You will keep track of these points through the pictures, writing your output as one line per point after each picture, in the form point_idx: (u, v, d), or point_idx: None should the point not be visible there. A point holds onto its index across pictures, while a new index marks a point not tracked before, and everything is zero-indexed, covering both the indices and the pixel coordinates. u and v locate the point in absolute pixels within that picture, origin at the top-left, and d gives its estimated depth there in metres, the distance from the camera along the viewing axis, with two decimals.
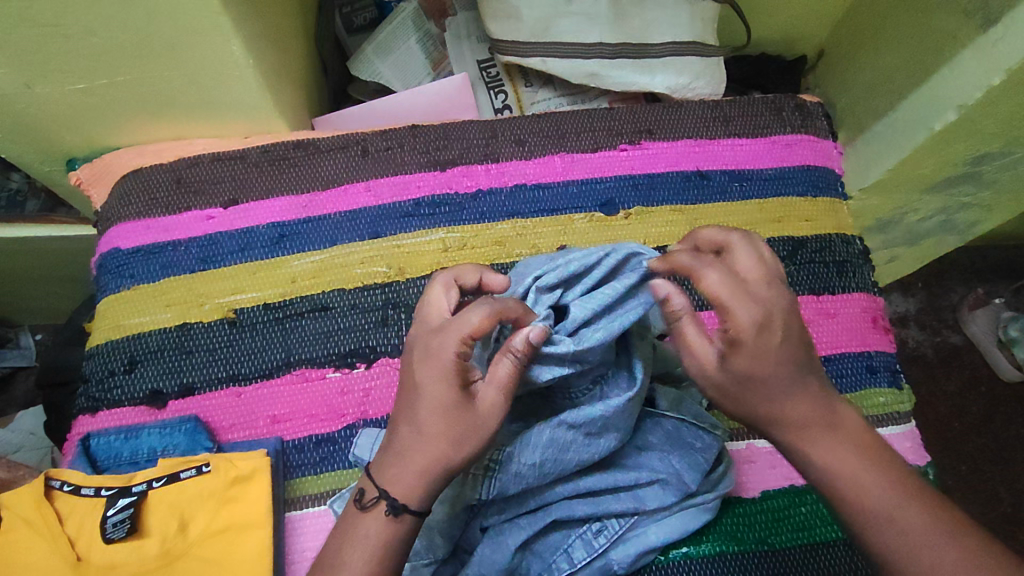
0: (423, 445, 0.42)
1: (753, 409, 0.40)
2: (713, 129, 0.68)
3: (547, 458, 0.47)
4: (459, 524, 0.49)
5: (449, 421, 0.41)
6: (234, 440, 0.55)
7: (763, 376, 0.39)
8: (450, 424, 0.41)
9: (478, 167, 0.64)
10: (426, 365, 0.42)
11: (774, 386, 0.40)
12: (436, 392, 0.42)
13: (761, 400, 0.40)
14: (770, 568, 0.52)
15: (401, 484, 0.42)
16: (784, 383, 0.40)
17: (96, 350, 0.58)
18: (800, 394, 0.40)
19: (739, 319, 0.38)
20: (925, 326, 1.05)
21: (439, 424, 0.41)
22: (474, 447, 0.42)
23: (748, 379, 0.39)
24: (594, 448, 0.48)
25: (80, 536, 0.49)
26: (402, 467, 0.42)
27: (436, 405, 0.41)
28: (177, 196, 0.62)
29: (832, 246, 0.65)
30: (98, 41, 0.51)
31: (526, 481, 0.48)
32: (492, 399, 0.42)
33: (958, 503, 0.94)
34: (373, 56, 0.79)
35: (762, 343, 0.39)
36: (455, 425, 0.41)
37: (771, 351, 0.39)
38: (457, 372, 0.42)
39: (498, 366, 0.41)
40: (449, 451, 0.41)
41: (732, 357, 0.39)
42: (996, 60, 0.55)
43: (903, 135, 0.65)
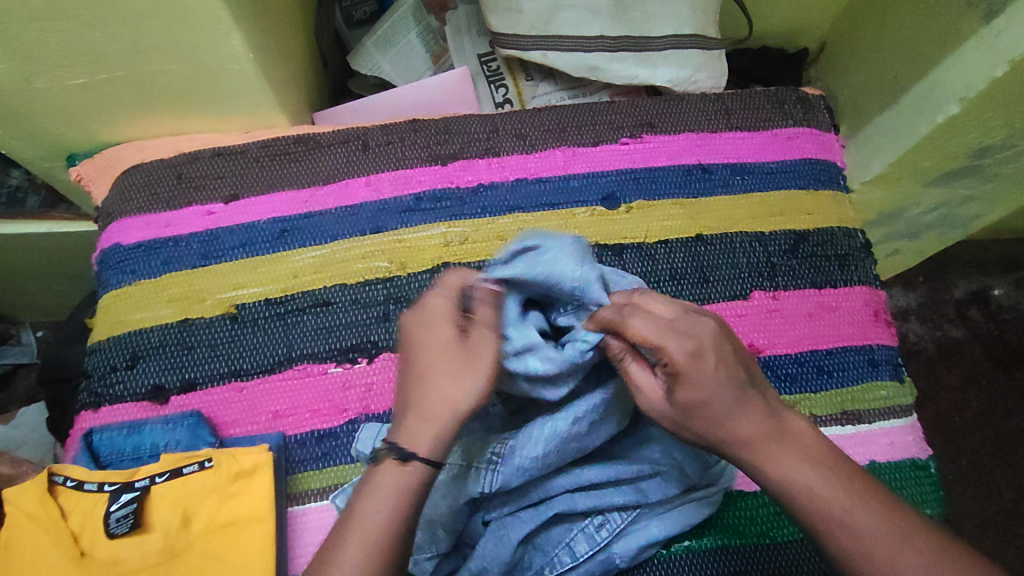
0: (431, 386, 0.43)
1: (707, 435, 0.41)
2: (715, 122, 0.68)
3: (550, 450, 0.47)
4: (461, 517, 0.49)
5: (451, 358, 0.43)
6: (236, 435, 0.55)
7: (708, 398, 0.41)
8: (452, 362, 0.43)
9: (479, 161, 0.64)
10: (420, 319, 0.45)
11: (722, 405, 0.41)
12: (436, 335, 0.44)
13: (710, 420, 0.41)
14: (771, 561, 0.53)
15: (415, 431, 0.42)
16: (730, 401, 0.41)
17: (98, 345, 0.58)
18: (749, 409, 0.41)
19: (672, 352, 0.41)
20: (926, 319, 1.04)
21: (441, 363, 0.43)
22: (482, 375, 0.43)
23: (695, 407, 0.41)
24: (593, 437, 0.49)
25: (83, 531, 0.49)
26: (414, 416, 0.42)
27: (435, 348, 0.43)
28: (178, 192, 0.61)
29: (834, 239, 0.65)
30: (97, 36, 0.51)
31: (529, 473, 0.48)
32: (484, 335, 0.44)
33: (957, 497, 0.94)
34: (373, 50, 0.78)
35: (700, 372, 0.41)
36: (457, 362, 0.43)
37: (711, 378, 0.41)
38: (450, 316, 0.44)
39: (482, 309, 0.44)
40: (451, 387, 0.42)
41: (677, 388, 0.41)
42: (999, 51, 0.54)
43: (906, 127, 0.64)
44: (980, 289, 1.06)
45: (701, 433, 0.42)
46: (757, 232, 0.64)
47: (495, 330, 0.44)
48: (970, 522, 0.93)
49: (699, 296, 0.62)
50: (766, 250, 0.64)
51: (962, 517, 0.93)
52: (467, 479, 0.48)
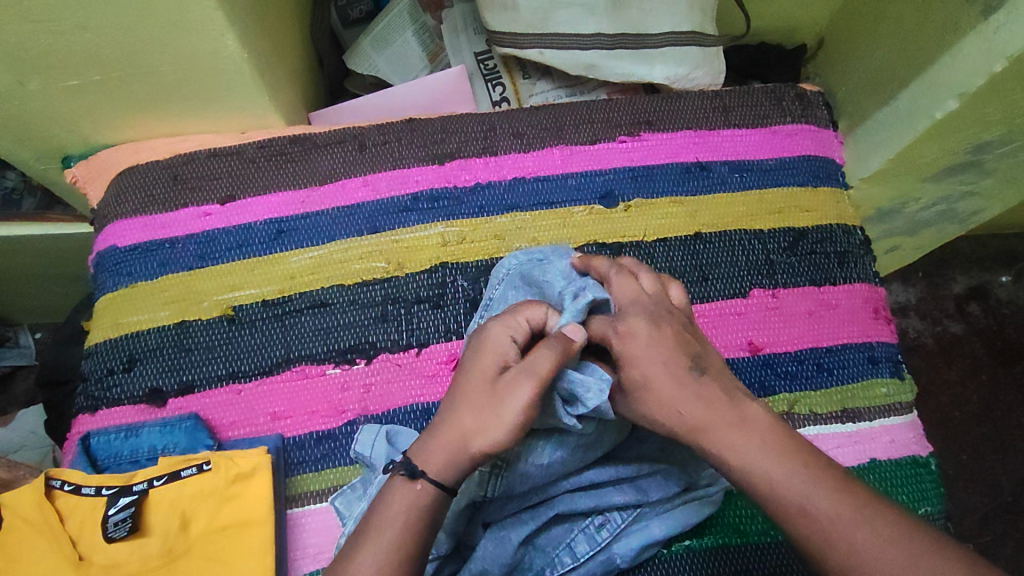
0: (456, 414, 0.44)
1: (663, 419, 0.45)
2: (713, 119, 0.68)
3: (556, 457, 0.48)
4: (462, 518, 0.49)
5: (485, 396, 0.44)
6: (234, 438, 0.54)
7: (647, 383, 0.46)
8: (484, 402, 0.44)
9: (477, 160, 0.64)
10: (477, 345, 0.47)
11: (663, 392, 0.45)
12: (480, 365, 0.45)
13: (655, 408, 0.45)
14: (772, 560, 0.52)
15: (426, 451, 0.44)
16: (668, 387, 0.45)
17: (94, 348, 0.58)
18: (688, 398, 0.45)
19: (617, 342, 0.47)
20: (926, 315, 1.04)
21: (474, 397, 0.44)
22: (501, 426, 0.43)
23: (638, 390, 0.46)
24: (597, 445, 0.50)
25: (81, 535, 0.49)
26: (438, 437, 0.44)
27: (477, 380, 0.45)
28: (174, 193, 0.61)
29: (833, 236, 0.65)
30: (90, 37, 0.50)
31: (535, 481, 0.49)
32: (519, 381, 0.44)
33: (958, 492, 0.94)
34: (369, 49, 0.78)
35: (640, 355, 0.46)
36: (488, 401, 0.44)
37: (649, 360, 0.46)
38: (502, 354, 0.46)
39: (539, 357, 0.44)
40: (470, 417, 0.44)
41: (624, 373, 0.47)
42: (997, 47, 0.54)
43: (904, 123, 0.64)
44: (979, 284, 1.06)
45: (650, 417, 0.46)
46: (755, 229, 0.64)
47: (536, 387, 0.43)
48: (971, 516, 0.93)
49: (699, 293, 0.61)
50: (765, 248, 0.64)
51: (962, 512, 0.93)
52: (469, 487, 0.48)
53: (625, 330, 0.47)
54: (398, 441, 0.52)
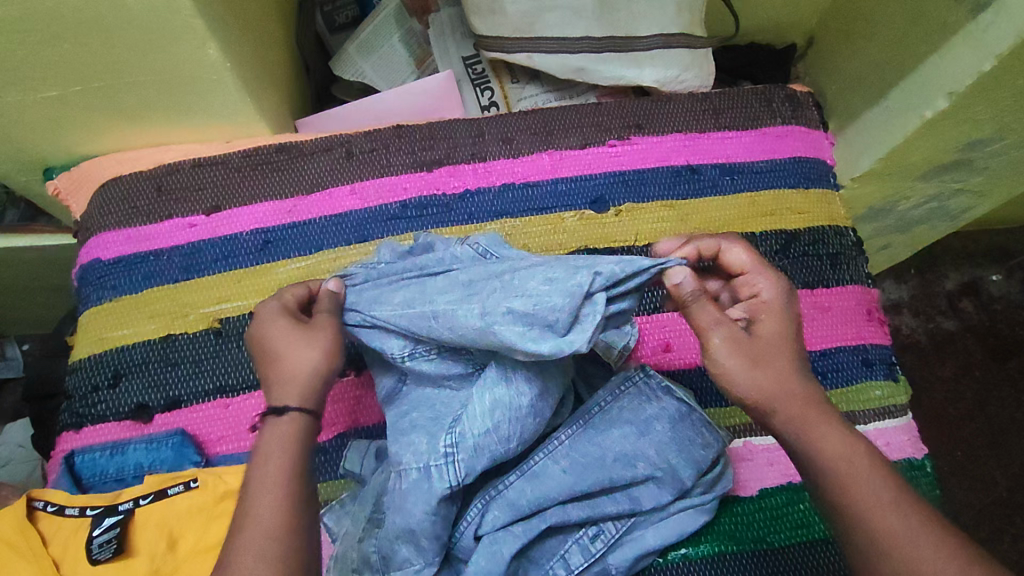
0: (285, 363, 0.44)
1: (770, 377, 0.42)
2: (703, 122, 0.67)
3: (501, 421, 0.44)
4: (443, 521, 0.45)
5: (287, 346, 0.45)
6: (223, 454, 0.53)
7: (781, 338, 0.44)
8: (292, 344, 0.45)
9: (466, 166, 0.63)
10: (262, 320, 0.47)
11: (786, 351, 0.43)
12: (271, 327, 0.46)
13: (771, 365, 0.43)
14: (770, 567, 0.52)
15: (282, 395, 0.43)
16: (792, 351, 0.44)
17: (79, 364, 0.57)
18: (797, 363, 0.43)
19: (764, 286, 0.46)
20: (918, 312, 1.04)
21: (282, 344, 0.45)
22: (323, 349, 0.45)
23: (768, 343, 0.43)
24: (544, 400, 0.45)
25: (65, 557, 0.48)
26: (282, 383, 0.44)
27: (272, 334, 0.46)
28: (158, 204, 0.60)
29: (825, 238, 0.65)
30: (68, 47, 0.49)
31: (489, 452, 0.44)
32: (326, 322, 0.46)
33: (953, 489, 0.94)
34: (356, 56, 0.77)
35: (779, 311, 0.45)
36: (287, 343, 0.45)
37: (789, 320, 0.45)
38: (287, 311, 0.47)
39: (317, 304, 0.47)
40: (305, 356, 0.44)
41: (760, 320, 0.45)
42: (986, 45, 0.54)
43: (895, 123, 0.64)
44: (971, 280, 1.06)
45: (763, 372, 0.42)
46: (747, 233, 0.64)
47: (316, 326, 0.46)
48: (967, 512, 0.93)
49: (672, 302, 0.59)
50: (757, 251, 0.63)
51: (958, 508, 0.93)
52: (403, 489, 0.45)
53: (773, 276, 0.46)
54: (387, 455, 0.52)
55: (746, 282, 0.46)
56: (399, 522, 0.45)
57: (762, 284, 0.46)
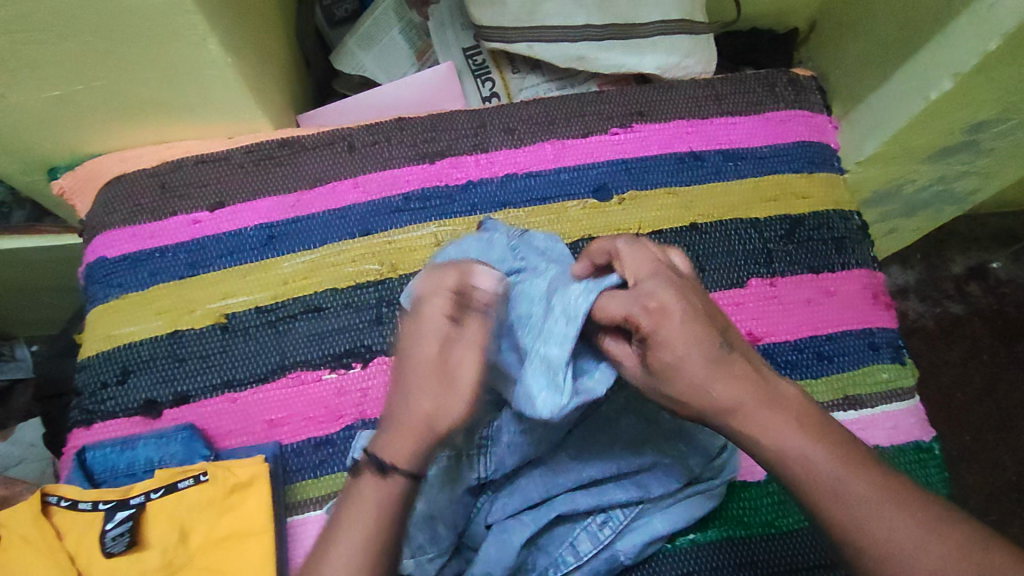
0: (410, 398, 0.41)
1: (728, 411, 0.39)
2: (705, 108, 0.67)
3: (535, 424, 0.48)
4: (462, 509, 0.49)
5: (434, 378, 0.41)
6: (232, 447, 0.54)
7: (662, 312, 0.40)
8: (429, 371, 0.41)
9: (468, 157, 0.63)
10: (411, 323, 0.42)
11: (677, 321, 0.40)
12: (419, 349, 0.41)
13: (664, 350, 0.39)
14: (778, 550, 0.52)
15: (391, 448, 0.41)
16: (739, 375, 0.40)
17: (88, 361, 0.57)
18: (701, 336, 0.40)
19: (664, 296, 0.40)
20: (925, 297, 1.04)
21: (417, 375, 0.41)
22: (445, 408, 0.41)
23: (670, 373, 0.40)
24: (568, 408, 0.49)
25: (79, 551, 0.49)
26: (392, 427, 0.42)
27: (416, 357, 0.41)
28: (163, 202, 0.60)
29: (830, 222, 0.64)
30: (70, 45, 0.49)
31: (520, 448, 0.48)
32: (461, 355, 0.41)
33: (961, 474, 0.94)
34: (355, 49, 0.77)
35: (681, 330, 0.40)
36: (430, 382, 0.41)
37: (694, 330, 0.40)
38: (439, 327, 0.41)
39: (468, 328, 0.41)
40: (430, 408, 0.41)
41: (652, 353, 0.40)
42: (992, 24, 0.53)
43: (900, 105, 0.63)
44: (978, 264, 1.05)
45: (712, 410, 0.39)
46: (752, 218, 0.64)
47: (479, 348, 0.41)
48: (976, 497, 0.93)
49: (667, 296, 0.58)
50: (762, 237, 0.63)
51: (966, 492, 0.93)
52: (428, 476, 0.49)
53: (641, 246, 0.44)
54: None
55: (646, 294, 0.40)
56: (421, 508, 0.47)
57: (625, 262, 0.43)
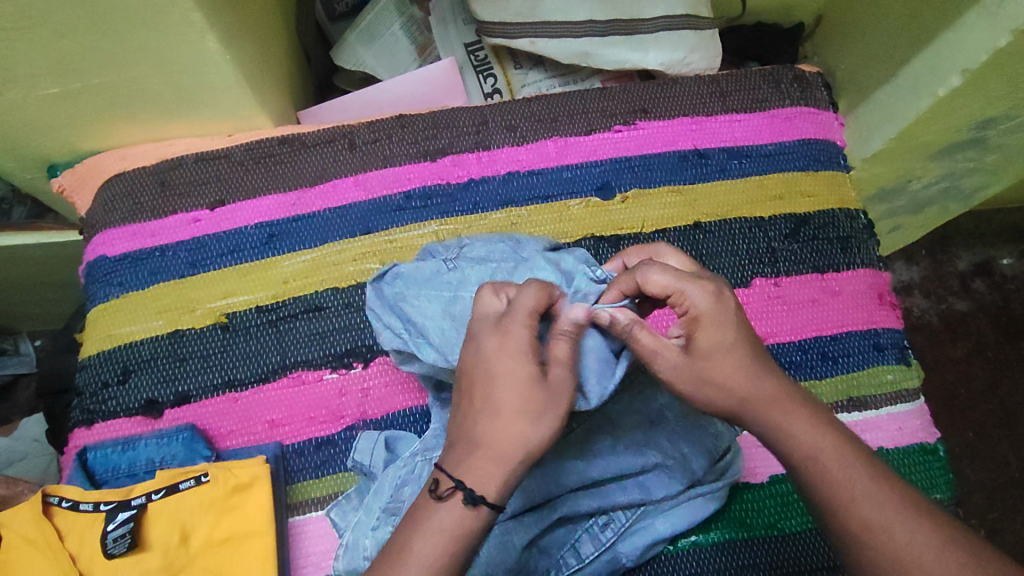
0: (498, 429, 0.38)
1: (719, 393, 0.40)
2: (710, 105, 0.66)
3: None
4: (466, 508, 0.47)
5: (533, 403, 0.38)
6: (232, 448, 0.54)
7: (718, 300, 0.41)
8: (529, 394, 0.39)
9: (470, 155, 0.63)
10: (479, 355, 0.40)
11: (730, 313, 0.41)
12: (508, 373, 0.39)
13: (708, 336, 0.40)
14: (781, 552, 0.52)
15: (481, 476, 0.38)
16: (739, 360, 0.40)
17: (88, 361, 0.57)
18: (748, 340, 0.41)
19: (696, 296, 0.40)
20: (930, 293, 1.03)
21: (513, 401, 0.38)
22: (545, 429, 0.38)
23: (708, 357, 0.40)
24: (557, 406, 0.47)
25: (81, 551, 0.49)
26: (471, 454, 0.38)
27: (514, 380, 0.39)
28: (163, 200, 0.60)
29: (835, 221, 0.64)
30: (68, 43, 0.49)
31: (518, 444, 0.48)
32: (558, 376, 0.40)
33: (965, 471, 0.93)
34: (356, 44, 0.76)
35: (720, 317, 0.40)
36: (533, 413, 0.38)
37: (731, 325, 0.41)
38: (532, 348, 0.40)
39: (556, 347, 0.41)
40: (528, 433, 0.38)
41: (696, 335, 0.40)
42: (1002, 20, 0.52)
43: (907, 102, 0.63)
44: (984, 260, 1.05)
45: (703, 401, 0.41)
46: (756, 217, 0.63)
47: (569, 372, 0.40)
48: (980, 494, 0.93)
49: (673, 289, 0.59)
50: (767, 236, 0.62)
51: (969, 490, 0.93)
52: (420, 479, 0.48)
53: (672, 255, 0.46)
54: (398, 447, 0.52)
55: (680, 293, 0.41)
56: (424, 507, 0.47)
57: (670, 258, 0.46)
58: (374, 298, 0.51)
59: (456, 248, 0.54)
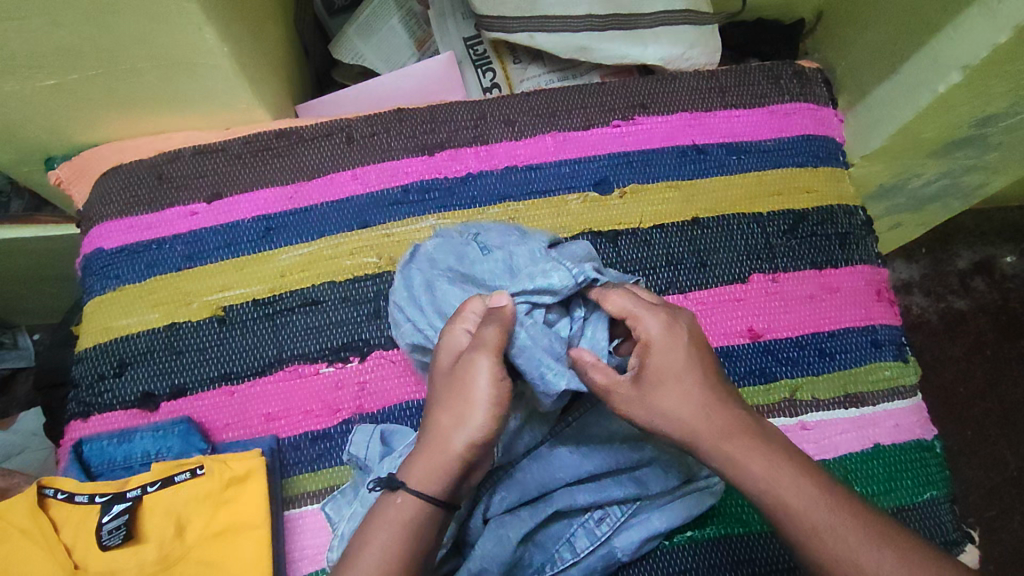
0: (435, 413, 0.43)
1: (669, 418, 0.42)
2: (709, 100, 0.66)
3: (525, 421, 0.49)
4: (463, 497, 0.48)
5: (456, 387, 0.43)
6: (229, 440, 0.54)
7: (670, 330, 0.44)
8: (456, 387, 0.43)
9: (468, 149, 0.63)
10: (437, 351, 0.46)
11: (683, 341, 0.44)
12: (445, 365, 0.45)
13: (661, 359, 0.43)
14: (777, 548, 0.52)
15: (413, 465, 0.43)
16: (694, 380, 0.43)
17: (85, 353, 0.57)
18: (700, 369, 0.44)
19: (646, 324, 0.44)
20: (930, 291, 1.03)
21: (440, 395, 0.44)
22: (464, 421, 0.42)
23: (655, 377, 0.43)
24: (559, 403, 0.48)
25: (77, 542, 0.49)
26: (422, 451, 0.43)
27: (444, 375, 0.44)
28: (160, 193, 0.60)
29: (834, 217, 0.64)
30: (65, 35, 0.49)
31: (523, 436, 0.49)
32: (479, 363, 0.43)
33: (963, 469, 0.93)
34: (355, 37, 0.76)
35: (667, 344, 0.44)
36: (456, 396, 0.43)
37: (679, 352, 0.44)
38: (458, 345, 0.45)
39: (484, 334, 0.44)
40: (452, 425, 0.42)
41: (644, 359, 0.44)
42: (1004, 17, 0.52)
43: (907, 99, 0.62)
44: (984, 258, 1.05)
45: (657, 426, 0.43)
46: (754, 213, 0.63)
47: (495, 357, 0.43)
48: (978, 492, 0.93)
49: (677, 284, 0.60)
50: (765, 231, 0.62)
51: (967, 488, 0.93)
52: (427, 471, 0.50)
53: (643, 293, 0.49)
54: (393, 441, 0.52)
55: (633, 322, 0.45)
56: None
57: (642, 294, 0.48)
58: (402, 288, 0.53)
59: (472, 235, 0.54)
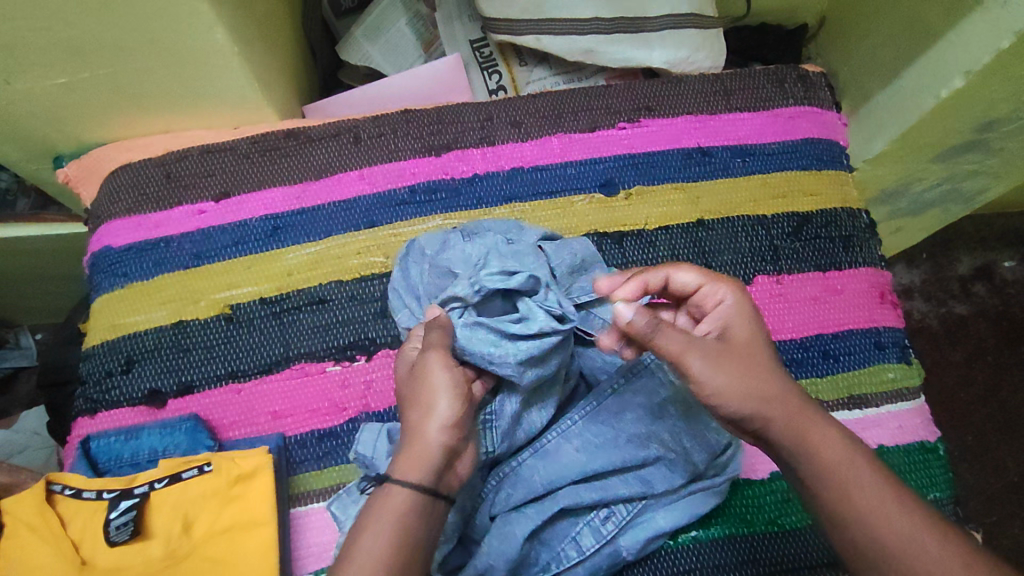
0: (405, 413, 0.44)
1: (758, 387, 0.42)
2: (714, 104, 0.66)
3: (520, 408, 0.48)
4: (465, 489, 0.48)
5: (415, 382, 0.44)
6: (236, 438, 0.54)
7: (740, 302, 0.46)
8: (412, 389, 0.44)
9: (474, 150, 0.63)
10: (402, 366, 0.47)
11: (752, 312, 0.46)
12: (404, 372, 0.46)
13: (740, 330, 0.45)
14: (780, 549, 0.52)
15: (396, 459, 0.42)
16: (766, 352, 0.44)
17: (92, 351, 0.57)
18: (767, 344, 0.45)
19: (722, 294, 0.46)
20: (930, 296, 1.03)
21: (405, 398, 0.45)
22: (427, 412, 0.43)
23: (741, 348, 0.43)
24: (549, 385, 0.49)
25: (84, 539, 0.49)
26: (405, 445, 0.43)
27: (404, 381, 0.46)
28: (168, 191, 0.60)
29: (837, 220, 0.64)
30: (77, 34, 0.49)
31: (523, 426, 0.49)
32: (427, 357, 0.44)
33: (963, 474, 0.94)
34: (362, 39, 0.76)
35: (738, 317, 0.45)
36: (417, 392, 0.44)
37: (748, 324, 0.45)
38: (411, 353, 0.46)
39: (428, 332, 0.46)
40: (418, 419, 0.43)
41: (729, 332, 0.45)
42: (1006, 22, 0.53)
43: (910, 103, 0.63)
44: (984, 264, 1.05)
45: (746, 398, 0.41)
46: (758, 215, 0.63)
47: (440, 347, 0.44)
48: (979, 497, 0.93)
49: None
50: (769, 233, 0.63)
51: (969, 493, 0.93)
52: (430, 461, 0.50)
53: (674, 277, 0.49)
54: (398, 439, 0.52)
55: (708, 295, 0.46)
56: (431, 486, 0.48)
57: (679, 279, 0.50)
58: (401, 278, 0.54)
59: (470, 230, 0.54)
